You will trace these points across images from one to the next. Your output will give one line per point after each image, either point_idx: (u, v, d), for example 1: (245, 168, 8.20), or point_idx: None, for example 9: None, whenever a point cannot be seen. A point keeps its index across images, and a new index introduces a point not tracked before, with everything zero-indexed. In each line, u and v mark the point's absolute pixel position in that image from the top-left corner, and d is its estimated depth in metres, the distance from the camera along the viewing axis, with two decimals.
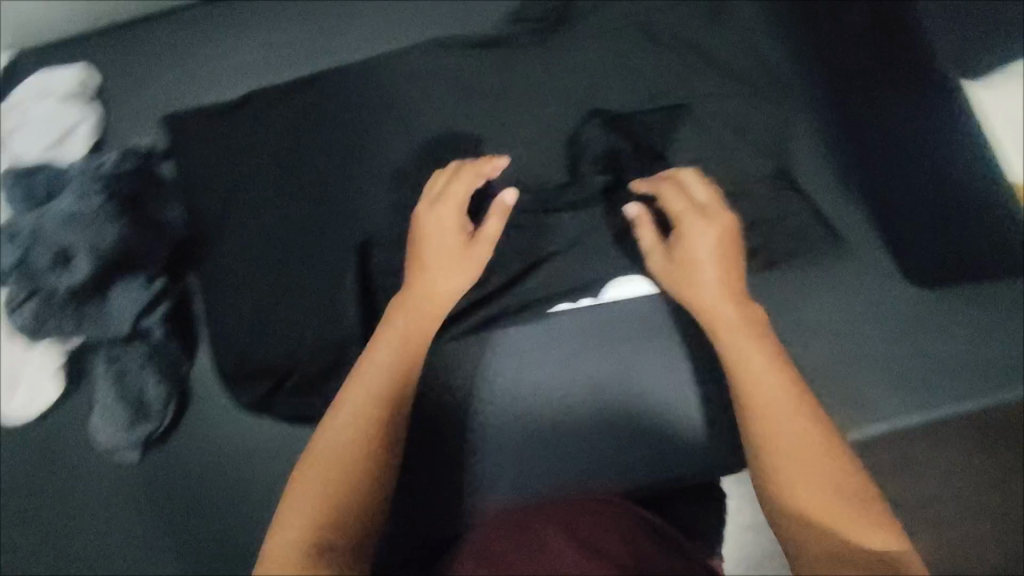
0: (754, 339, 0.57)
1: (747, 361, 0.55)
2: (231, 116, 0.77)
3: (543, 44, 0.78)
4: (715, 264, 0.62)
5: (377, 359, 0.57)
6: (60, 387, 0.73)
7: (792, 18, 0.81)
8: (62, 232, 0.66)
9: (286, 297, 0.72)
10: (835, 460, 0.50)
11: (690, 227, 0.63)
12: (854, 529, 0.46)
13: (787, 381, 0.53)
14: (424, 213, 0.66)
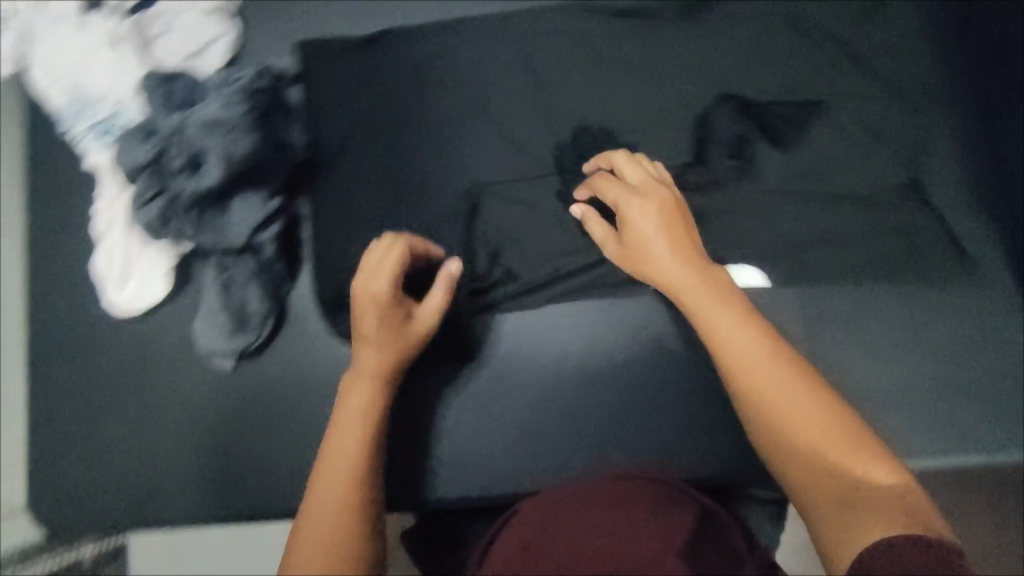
0: (727, 317, 0.55)
1: (723, 338, 0.55)
2: (366, 51, 0.78)
3: (685, 18, 0.76)
4: (663, 238, 0.61)
5: (341, 437, 0.58)
6: (167, 288, 0.76)
7: (954, 24, 0.75)
8: (201, 137, 0.68)
9: (397, 233, 0.74)
10: (828, 429, 0.50)
11: (630, 210, 0.63)
12: (860, 506, 0.47)
13: (764, 354, 0.53)
14: (361, 291, 0.64)
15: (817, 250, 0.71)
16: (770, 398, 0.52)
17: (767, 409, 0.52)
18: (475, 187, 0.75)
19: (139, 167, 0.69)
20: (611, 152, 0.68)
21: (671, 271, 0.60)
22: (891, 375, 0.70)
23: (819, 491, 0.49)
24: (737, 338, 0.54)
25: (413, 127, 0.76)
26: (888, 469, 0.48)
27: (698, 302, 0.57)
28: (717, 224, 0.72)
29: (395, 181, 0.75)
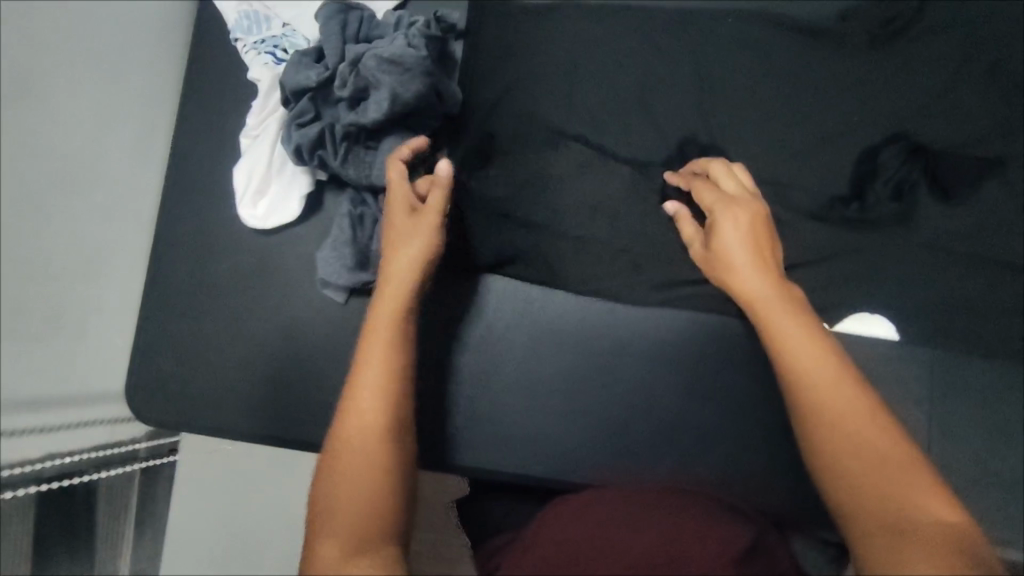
0: (795, 324, 0.54)
1: (785, 336, 0.53)
2: (535, 21, 0.78)
3: (870, 49, 0.73)
4: (747, 246, 0.60)
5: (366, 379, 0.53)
6: (299, 210, 0.78)
7: None
8: (371, 71, 0.70)
9: (533, 205, 0.73)
10: (886, 452, 0.46)
11: (721, 218, 0.63)
12: (919, 540, 0.42)
13: (829, 363, 0.51)
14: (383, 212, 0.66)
15: (964, 315, 0.68)
16: (829, 405, 0.49)
17: (817, 417, 0.49)
18: (620, 176, 0.74)
19: (304, 88, 0.73)
20: (711, 160, 0.69)
21: (749, 279, 0.59)
22: (1004, 456, 0.67)
23: (867, 510, 0.45)
24: (797, 341, 0.52)
25: (569, 104, 0.76)
26: (951, 509, 0.43)
27: (769, 311, 0.56)
28: (862, 267, 0.68)
29: (541, 154, 0.75)
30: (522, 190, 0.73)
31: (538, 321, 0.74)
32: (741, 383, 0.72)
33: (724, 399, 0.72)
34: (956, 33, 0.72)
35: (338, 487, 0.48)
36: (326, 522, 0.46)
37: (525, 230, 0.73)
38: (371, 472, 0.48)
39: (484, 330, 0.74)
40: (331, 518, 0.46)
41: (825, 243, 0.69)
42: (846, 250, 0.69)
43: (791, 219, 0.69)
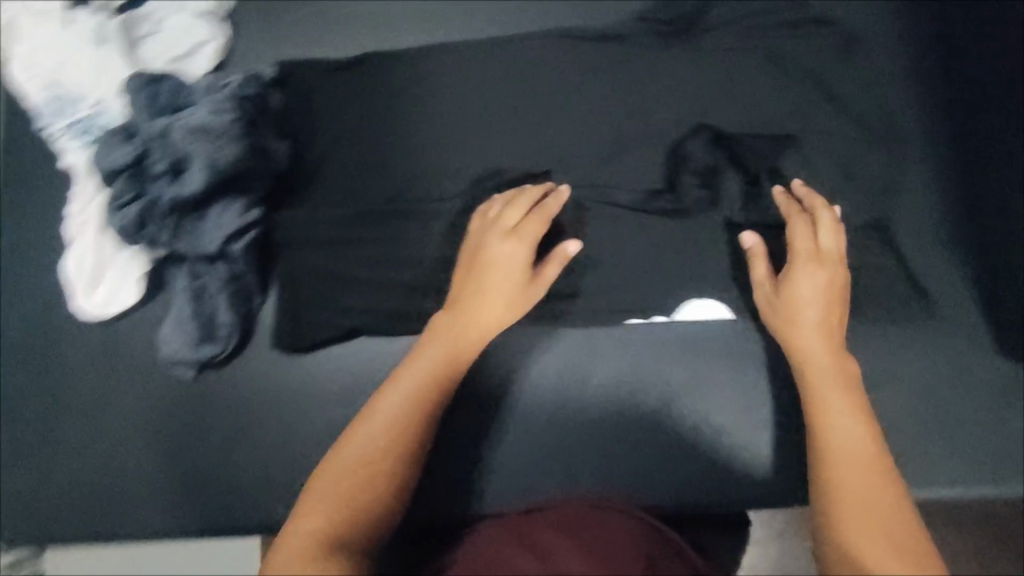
0: (838, 393, 0.58)
1: (826, 408, 0.57)
2: (348, 73, 0.80)
3: (665, 48, 0.78)
4: (820, 304, 0.64)
5: (396, 390, 0.59)
6: (140, 292, 0.75)
7: (928, 63, 0.77)
8: (185, 140, 0.69)
9: (372, 255, 0.77)
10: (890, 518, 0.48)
11: (800, 269, 0.66)
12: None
13: (862, 438, 0.54)
14: (494, 243, 0.68)
15: None
16: (848, 464, 0.52)
17: (834, 467, 0.53)
18: (454, 209, 0.77)
19: (118, 169, 0.70)
20: (814, 199, 0.71)
21: (808, 335, 0.63)
22: None
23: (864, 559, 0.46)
24: (837, 405, 0.57)
25: (402, 147, 0.78)
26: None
27: (816, 374, 0.61)
28: (684, 256, 0.74)
29: (378, 200, 0.78)
30: (358, 240, 0.77)
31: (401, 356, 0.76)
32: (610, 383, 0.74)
33: (594, 398, 0.74)
34: (743, 23, 0.78)
35: (337, 474, 0.53)
36: (316, 499, 0.51)
37: (370, 278, 0.76)
38: (368, 480, 0.53)
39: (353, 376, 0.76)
40: (320, 499, 0.51)
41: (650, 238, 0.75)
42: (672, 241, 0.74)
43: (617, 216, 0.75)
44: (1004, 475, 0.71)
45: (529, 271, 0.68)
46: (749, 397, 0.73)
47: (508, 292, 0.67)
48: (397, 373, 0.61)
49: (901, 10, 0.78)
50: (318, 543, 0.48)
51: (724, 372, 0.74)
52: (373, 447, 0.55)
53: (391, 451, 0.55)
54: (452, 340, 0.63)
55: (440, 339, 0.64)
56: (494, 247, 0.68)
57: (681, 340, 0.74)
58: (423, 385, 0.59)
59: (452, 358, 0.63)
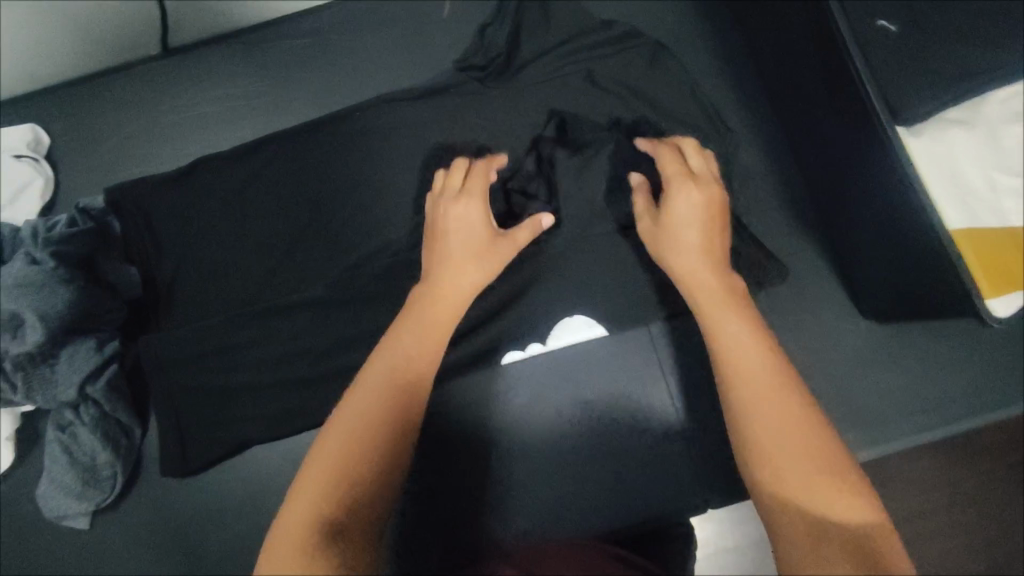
0: (724, 305, 0.54)
1: (724, 331, 0.51)
2: (182, 185, 0.79)
3: (486, 92, 0.80)
4: (695, 213, 0.60)
5: (376, 372, 0.55)
6: (11, 454, 0.73)
7: (728, 57, 0.83)
8: (12, 298, 0.66)
9: (247, 363, 0.75)
10: (812, 435, 0.44)
11: (678, 188, 0.62)
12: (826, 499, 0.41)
13: (756, 349, 0.49)
14: (449, 206, 0.67)
15: (651, 295, 0.76)
16: (749, 385, 0.47)
17: (738, 391, 0.47)
18: (317, 295, 0.75)
19: None
20: (657, 147, 0.69)
21: (692, 262, 0.58)
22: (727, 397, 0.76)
23: (787, 493, 0.42)
24: (725, 321, 0.52)
25: (255, 242, 0.78)
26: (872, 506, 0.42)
27: (706, 299, 0.55)
28: (549, 289, 0.76)
29: (240, 303, 0.76)
30: (228, 352, 0.75)
31: (300, 453, 0.76)
32: (506, 417, 0.77)
33: (496, 437, 0.76)
34: (555, 52, 0.80)
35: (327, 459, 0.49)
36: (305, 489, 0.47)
37: (248, 385, 0.75)
38: (361, 452, 0.49)
39: (251, 484, 0.75)
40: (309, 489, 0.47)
41: (515, 277, 0.76)
42: (534, 280, 0.76)
43: None
44: (907, 425, 0.72)
45: (492, 228, 0.67)
46: (643, 409, 0.76)
47: (477, 243, 0.66)
48: (390, 342, 0.58)
49: (694, 17, 0.84)
50: (311, 535, 0.44)
51: (612, 384, 0.77)
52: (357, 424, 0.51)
53: (379, 427, 0.51)
54: (434, 323, 0.61)
55: (425, 319, 0.61)
56: (449, 206, 0.67)
57: (565, 365, 0.77)
58: (414, 349, 0.58)
59: (436, 342, 0.59)
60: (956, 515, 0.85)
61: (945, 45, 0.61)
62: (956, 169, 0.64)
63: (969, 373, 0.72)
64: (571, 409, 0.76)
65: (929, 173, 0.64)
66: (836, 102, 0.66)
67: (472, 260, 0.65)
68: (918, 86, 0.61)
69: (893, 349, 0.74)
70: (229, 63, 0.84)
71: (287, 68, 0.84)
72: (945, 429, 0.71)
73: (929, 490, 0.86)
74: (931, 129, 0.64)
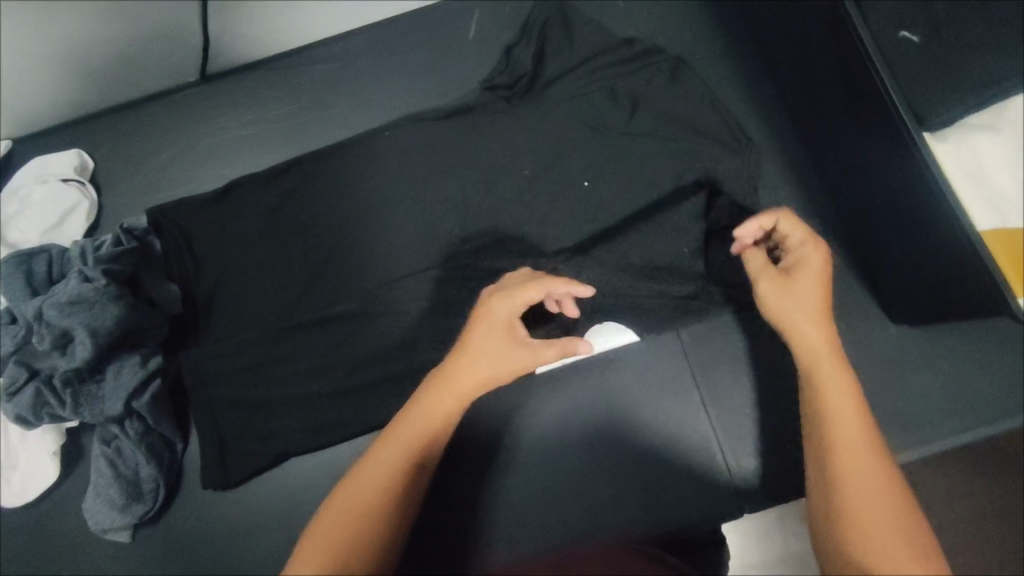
0: (841, 375, 0.56)
1: (829, 389, 0.56)
2: (220, 203, 0.82)
3: (512, 109, 0.83)
4: (816, 292, 0.61)
5: (391, 443, 0.59)
6: (56, 468, 0.75)
7: (747, 70, 0.85)
8: (63, 317, 0.68)
9: (285, 375, 0.76)
10: (901, 518, 0.49)
11: (806, 251, 0.63)
12: (898, 564, 0.47)
13: (856, 428, 0.53)
14: (493, 303, 0.65)
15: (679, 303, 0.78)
16: (842, 448, 0.53)
17: (828, 445, 0.54)
18: (353, 308, 0.78)
19: (5, 356, 0.71)
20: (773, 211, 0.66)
21: (794, 314, 0.60)
22: (756, 404, 0.77)
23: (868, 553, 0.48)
24: (835, 401, 0.55)
25: (291, 258, 0.80)
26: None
27: (803, 349, 0.59)
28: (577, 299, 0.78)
29: (277, 317, 0.78)
30: (267, 364, 0.77)
31: (337, 463, 0.77)
32: (540, 419, 0.78)
33: (532, 443, 0.77)
34: (577, 69, 0.83)
35: (331, 529, 0.54)
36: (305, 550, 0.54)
37: (286, 397, 0.76)
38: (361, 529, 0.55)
39: (293, 496, 0.77)
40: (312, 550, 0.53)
41: None
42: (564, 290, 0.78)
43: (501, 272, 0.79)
44: (944, 428, 0.72)
45: (517, 329, 0.65)
46: (675, 417, 0.77)
47: (495, 344, 0.63)
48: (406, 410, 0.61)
49: (712, 32, 0.86)
50: None
51: (645, 391, 0.78)
52: (364, 503, 0.56)
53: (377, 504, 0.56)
54: (448, 403, 0.60)
55: (446, 404, 0.60)
56: (493, 306, 0.64)
57: (596, 370, 0.79)
58: (427, 416, 0.60)
59: (449, 417, 0.60)
60: (995, 522, 0.84)
61: (964, 52, 0.63)
62: (985, 173, 0.65)
63: (999, 375, 0.73)
64: (602, 413, 0.78)
65: (956, 176, 0.65)
66: (859, 110, 0.68)
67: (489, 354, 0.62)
68: (940, 93, 0.63)
69: (925, 352, 0.74)
70: (265, 87, 0.88)
71: (320, 91, 0.87)
72: (976, 432, 0.72)
73: (967, 498, 0.85)
74: (956, 133, 0.66)
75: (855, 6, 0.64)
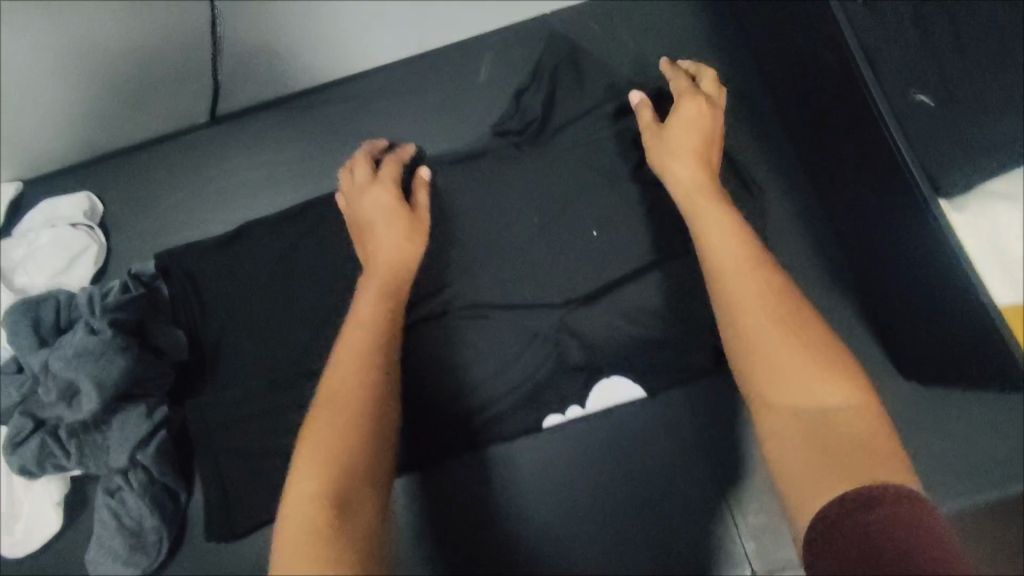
0: (711, 220, 0.59)
1: (708, 242, 0.58)
2: (229, 248, 0.82)
3: (523, 155, 0.82)
4: (693, 138, 0.67)
5: (355, 338, 0.61)
6: (60, 517, 0.74)
7: (761, 115, 0.84)
8: (70, 369, 0.69)
9: (290, 425, 0.76)
10: (800, 338, 0.50)
11: (683, 109, 0.68)
12: (810, 379, 0.48)
13: (738, 265, 0.55)
14: (344, 182, 0.74)
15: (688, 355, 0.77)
16: (737, 290, 0.53)
17: (719, 288, 0.55)
18: None
19: (10, 407, 0.71)
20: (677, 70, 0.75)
21: (681, 174, 0.65)
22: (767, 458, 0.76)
23: (768, 377, 0.49)
24: (714, 247, 0.57)
25: (298, 304, 0.79)
26: (856, 388, 0.48)
27: (688, 201, 0.63)
28: (584, 351, 0.77)
29: (283, 365, 0.78)
30: (272, 413, 0.76)
31: None
32: (553, 471, 0.78)
33: (546, 498, 0.78)
34: (589, 115, 0.82)
35: (315, 431, 0.53)
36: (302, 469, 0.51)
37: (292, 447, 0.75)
38: (348, 422, 0.54)
39: None
40: (310, 455, 0.51)
41: (554, 339, 0.78)
42: (572, 340, 0.77)
43: (513, 320, 0.78)
44: (961, 487, 0.71)
45: (404, 205, 0.71)
46: (684, 471, 0.77)
47: (376, 211, 0.70)
48: (358, 297, 0.66)
49: (727, 76, 0.85)
50: (321, 495, 0.49)
51: (658, 448, 0.78)
52: (343, 398, 0.56)
53: (354, 400, 0.56)
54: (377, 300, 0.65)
55: (367, 298, 0.65)
56: (360, 176, 0.72)
57: (610, 421, 0.79)
58: (356, 322, 0.63)
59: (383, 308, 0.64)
60: None
61: (971, 115, 0.64)
62: (1002, 246, 0.65)
63: (1016, 434, 0.72)
64: (618, 464, 0.78)
65: (975, 248, 0.65)
66: (875, 169, 0.67)
67: (377, 212, 0.70)
68: (954, 157, 0.64)
69: (940, 409, 0.73)
70: (274, 129, 0.87)
71: (329, 133, 0.87)
72: (992, 492, 0.70)
73: None
74: (975, 204, 0.66)
75: (870, 66, 0.65)
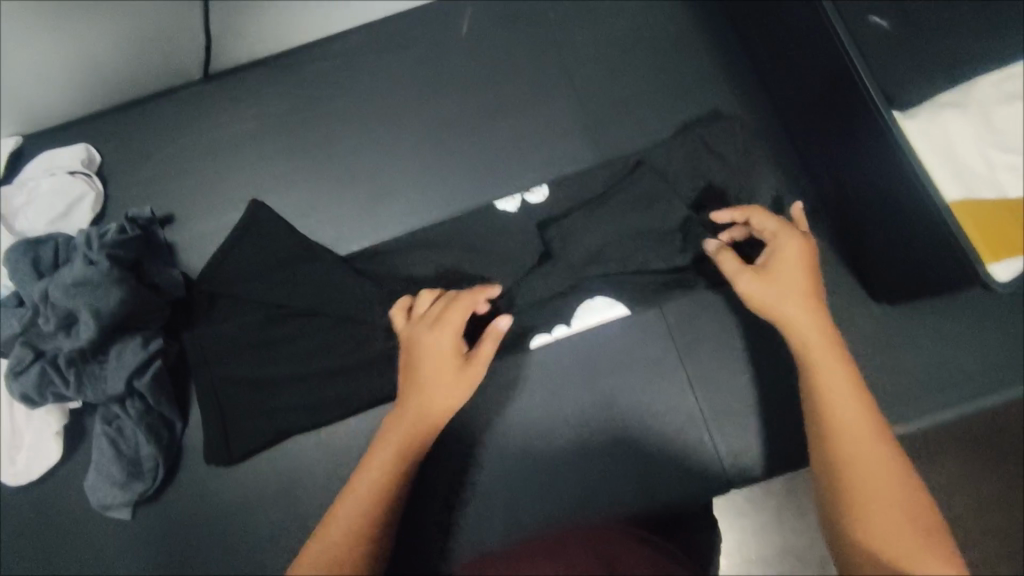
0: (829, 365, 0.58)
1: (823, 383, 0.57)
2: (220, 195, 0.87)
3: None
4: (800, 274, 0.64)
5: (373, 469, 0.61)
6: (60, 448, 0.77)
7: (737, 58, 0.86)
8: (69, 298, 0.72)
9: (286, 352, 0.79)
10: (902, 503, 0.50)
11: (779, 244, 0.66)
12: (912, 543, 0.48)
13: (854, 414, 0.55)
14: (422, 305, 0.69)
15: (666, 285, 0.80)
16: (846, 438, 0.54)
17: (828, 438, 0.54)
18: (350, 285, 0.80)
19: (12, 338, 0.74)
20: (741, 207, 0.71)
21: (792, 306, 0.62)
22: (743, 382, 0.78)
23: (866, 531, 0.49)
24: (830, 392, 0.56)
25: (289, 240, 0.82)
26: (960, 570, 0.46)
27: (801, 337, 0.60)
28: (563, 280, 0.79)
29: (274, 298, 0.80)
30: (269, 344, 0.80)
31: (334, 443, 0.79)
32: (538, 393, 0.80)
33: (532, 418, 0.79)
34: None
35: (307, 556, 0.54)
36: None
37: (289, 375, 0.79)
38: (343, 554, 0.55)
39: (288, 474, 0.78)
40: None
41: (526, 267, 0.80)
42: (546, 269, 0.80)
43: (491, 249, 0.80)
44: (929, 403, 0.73)
45: (459, 356, 0.66)
46: (668, 390, 0.79)
47: (430, 361, 0.65)
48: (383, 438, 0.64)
49: (703, 23, 0.88)
50: None
51: (641, 371, 0.79)
52: (344, 534, 0.56)
53: (353, 532, 0.56)
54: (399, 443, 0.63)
55: (397, 437, 0.64)
56: (448, 313, 0.67)
57: (591, 342, 0.80)
58: (381, 455, 0.62)
59: (409, 449, 0.63)
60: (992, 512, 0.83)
61: (927, 40, 0.69)
62: (950, 144, 0.67)
63: (981, 352, 0.74)
64: (601, 386, 0.80)
65: (926, 151, 0.67)
66: (837, 93, 0.71)
67: (431, 346, 0.65)
68: (909, 77, 0.68)
69: (910, 331, 0.75)
70: (266, 83, 0.91)
71: (319, 86, 0.90)
72: (956, 408, 0.73)
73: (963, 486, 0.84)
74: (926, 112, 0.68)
75: None
